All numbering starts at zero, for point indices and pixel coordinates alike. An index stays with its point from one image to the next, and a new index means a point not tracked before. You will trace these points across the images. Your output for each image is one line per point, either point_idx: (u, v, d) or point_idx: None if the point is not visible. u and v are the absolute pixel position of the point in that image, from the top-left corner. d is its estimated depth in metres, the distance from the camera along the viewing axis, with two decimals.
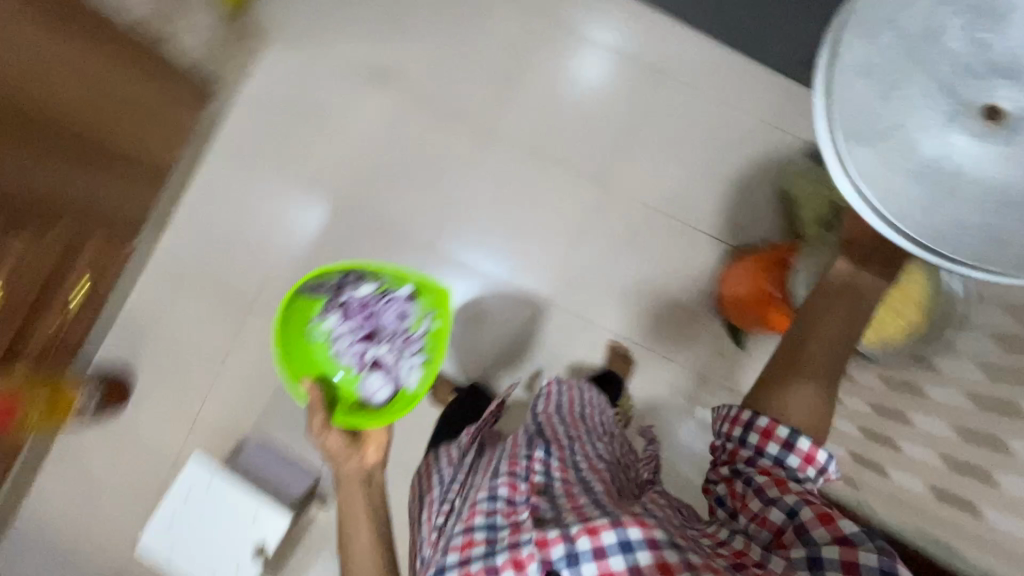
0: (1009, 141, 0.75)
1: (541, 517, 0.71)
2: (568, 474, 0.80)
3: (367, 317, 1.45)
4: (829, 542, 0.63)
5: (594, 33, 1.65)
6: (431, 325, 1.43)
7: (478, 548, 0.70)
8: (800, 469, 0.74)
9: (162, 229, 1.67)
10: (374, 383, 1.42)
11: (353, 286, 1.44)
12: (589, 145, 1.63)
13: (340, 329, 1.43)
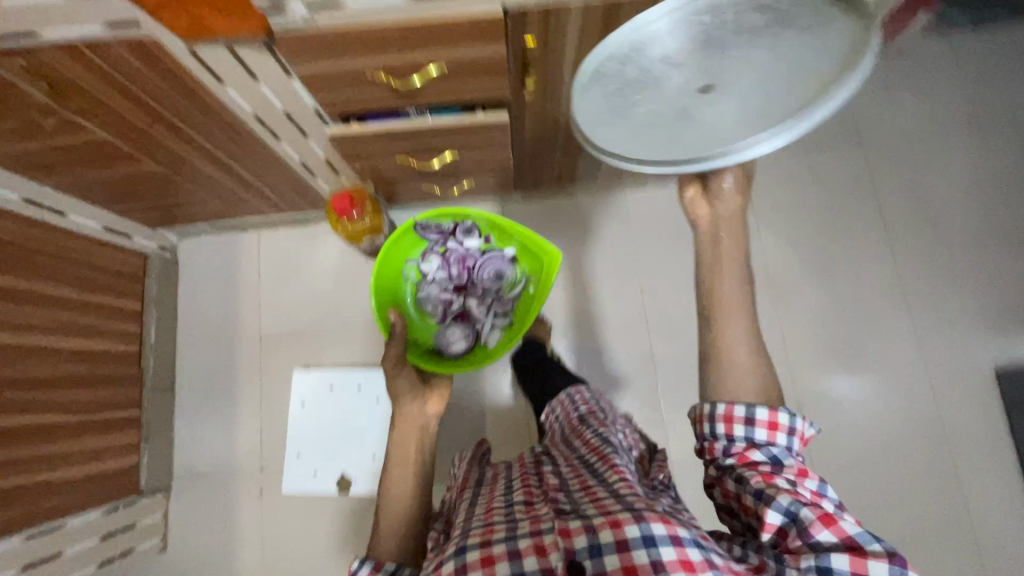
0: (730, 89, 0.73)
1: (564, 512, 0.61)
2: (584, 477, 0.69)
3: (463, 270, 1.31)
4: (839, 549, 0.53)
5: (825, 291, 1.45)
6: (528, 284, 1.29)
7: (499, 545, 0.57)
8: (766, 445, 0.64)
9: (241, 286, 1.51)
10: (455, 327, 1.28)
11: (462, 235, 1.26)
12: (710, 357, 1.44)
13: (435, 274, 1.29)
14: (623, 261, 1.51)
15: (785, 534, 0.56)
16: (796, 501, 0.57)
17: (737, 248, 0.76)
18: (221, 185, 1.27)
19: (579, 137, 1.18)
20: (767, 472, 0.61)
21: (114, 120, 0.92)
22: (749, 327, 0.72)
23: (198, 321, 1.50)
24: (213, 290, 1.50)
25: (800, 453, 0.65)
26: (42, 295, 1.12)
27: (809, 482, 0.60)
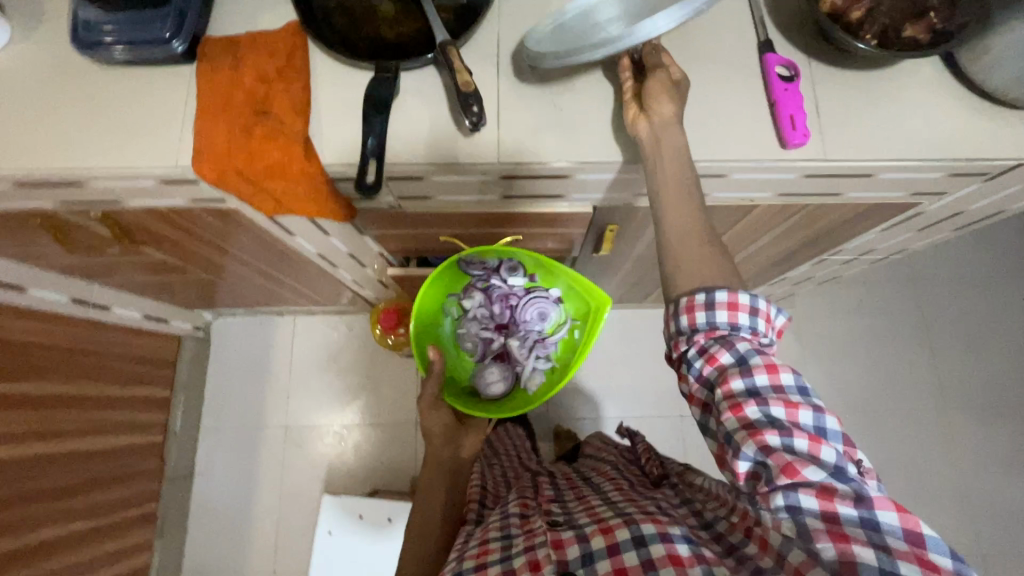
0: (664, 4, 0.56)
1: (558, 527, 0.58)
2: (581, 502, 0.66)
3: (506, 308, 0.84)
4: (834, 531, 0.39)
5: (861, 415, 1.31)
6: (573, 328, 0.82)
7: (492, 563, 0.53)
8: (732, 332, 0.46)
9: (281, 371, 1.49)
10: (494, 372, 0.84)
11: (506, 274, 0.82)
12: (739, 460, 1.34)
13: (475, 309, 0.84)
14: (659, 389, 1.41)
15: (782, 453, 0.40)
16: (764, 448, 0.40)
17: (679, 199, 0.53)
18: (267, 287, 1.26)
19: (635, 281, 1.16)
20: (751, 426, 0.41)
21: (181, 250, 0.92)
22: (692, 193, 0.54)
23: (228, 399, 1.48)
24: (249, 375, 1.49)
25: (768, 340, 0.47)
26: (82, 396, 1.11)
27: (797, 408, 0.42)
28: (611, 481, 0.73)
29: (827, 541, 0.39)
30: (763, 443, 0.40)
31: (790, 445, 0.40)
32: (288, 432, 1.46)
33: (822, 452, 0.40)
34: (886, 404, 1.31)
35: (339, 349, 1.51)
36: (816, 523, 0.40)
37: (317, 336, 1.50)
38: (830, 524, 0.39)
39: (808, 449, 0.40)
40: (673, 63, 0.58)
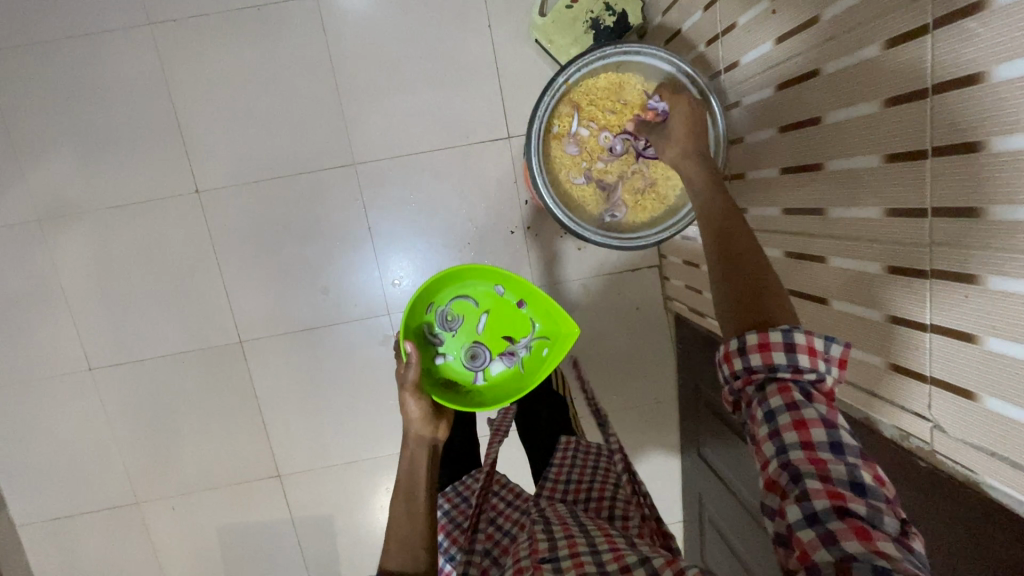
0: None
1: (550, 556, 0.54)
2: (568, 521, 0.61)
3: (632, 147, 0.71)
4: (818, 488, 0.39)
5: (399, 121, 1.03)
6: (539, 344, 0.79)
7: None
8: (792, 381, 0.44)
9: (43, 499, 1.13)
10: (473, 354, 0.79)
11: (476, 354, 0.79)
12: (474, 160, 1.05)
13: (458, 328, 0.80)
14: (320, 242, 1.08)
15: (799, 407, 0.42)
16: (813, 482, 0.39)
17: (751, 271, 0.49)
18: None
19: None
20: (766, 343, 0.44)
21: None
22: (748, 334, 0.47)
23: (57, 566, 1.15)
24: (34, 535, 1.14)
25: (819, 377, 0.44)
26: None
27: (817, 343, 0.44)
28: (593, 463, 0.75)
29: (821, 482, 0.39)
30: (785, 396, 0.43)
31: (787, 338, 0.43)
32: (144, 508, 1.14)
33: (838, 416, 0.42)
34: (359, 108, 1.02)
35: (52, 454, 1.11)
36: (794, 453, 0.41)
37: (11, 451, 1.10)
38: (806, 448, 0.41)
39: (797, 360, 0.43)
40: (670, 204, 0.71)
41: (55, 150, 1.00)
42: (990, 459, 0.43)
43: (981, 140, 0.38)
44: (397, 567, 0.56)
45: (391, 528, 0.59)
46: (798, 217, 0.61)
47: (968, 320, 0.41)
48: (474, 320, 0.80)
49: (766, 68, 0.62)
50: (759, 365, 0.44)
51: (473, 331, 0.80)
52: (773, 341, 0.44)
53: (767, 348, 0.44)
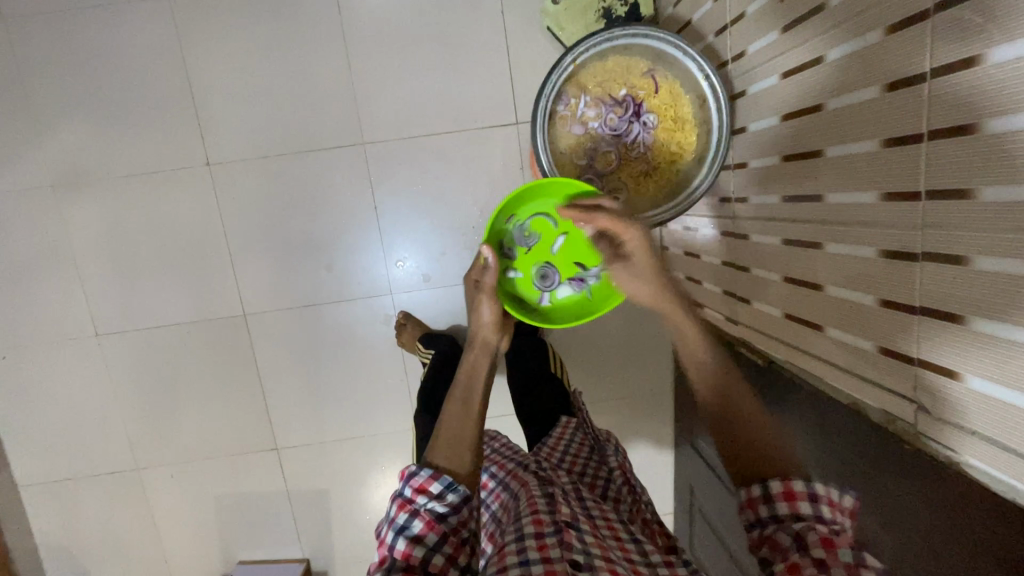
0: None
1: (574, 522, 0.53)
2: (580, 499, 0.61)
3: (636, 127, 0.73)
4: None
5: (409, 101, 1.04)
6: (608, 277, 0.78)
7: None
8: (816, 519, 0.49)
9: (45, 460, 1.15)
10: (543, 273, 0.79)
11: (546, 274, 0.79)
12: (481, 144, 1.06)
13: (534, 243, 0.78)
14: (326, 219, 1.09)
15: (832, 541, 0.47)
16: None
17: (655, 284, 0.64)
18: None
19: None
20: (791, 492, 0.50)
21: None
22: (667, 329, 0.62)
23: (56, 526, 1.18)
24: (35, 494, 1.16)
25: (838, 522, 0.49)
26: None
27: (834, 495, 0.50)
28: (592, 446, 0.74)
29: None
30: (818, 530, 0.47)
31: (809, 488, 0.50)
32: (143, 473, 1.16)
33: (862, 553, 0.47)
34: (370, 88, 1.03)
35: (56, 416, 1.13)
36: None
37: (15, 410, 1.12)
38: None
39: (819, 509, 0.49)
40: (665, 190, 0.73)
41: (71, 117, 1.02)
42: (971, 439, 0.44)
43: (974, 122, 0.39)
44: (443, 460, 0.55)
45: (443, 425, 0.59)
46: (796, 205, 0.61)
47: (955, 302, 0.42)
48: (548, 241, 0.79)
49: (772, 57, 0.63)
50: (786, 513, 0.50)
51: (548, 249, 0.79)
52: (797, 490, 0.50)
53: (792, 498, 0.50)
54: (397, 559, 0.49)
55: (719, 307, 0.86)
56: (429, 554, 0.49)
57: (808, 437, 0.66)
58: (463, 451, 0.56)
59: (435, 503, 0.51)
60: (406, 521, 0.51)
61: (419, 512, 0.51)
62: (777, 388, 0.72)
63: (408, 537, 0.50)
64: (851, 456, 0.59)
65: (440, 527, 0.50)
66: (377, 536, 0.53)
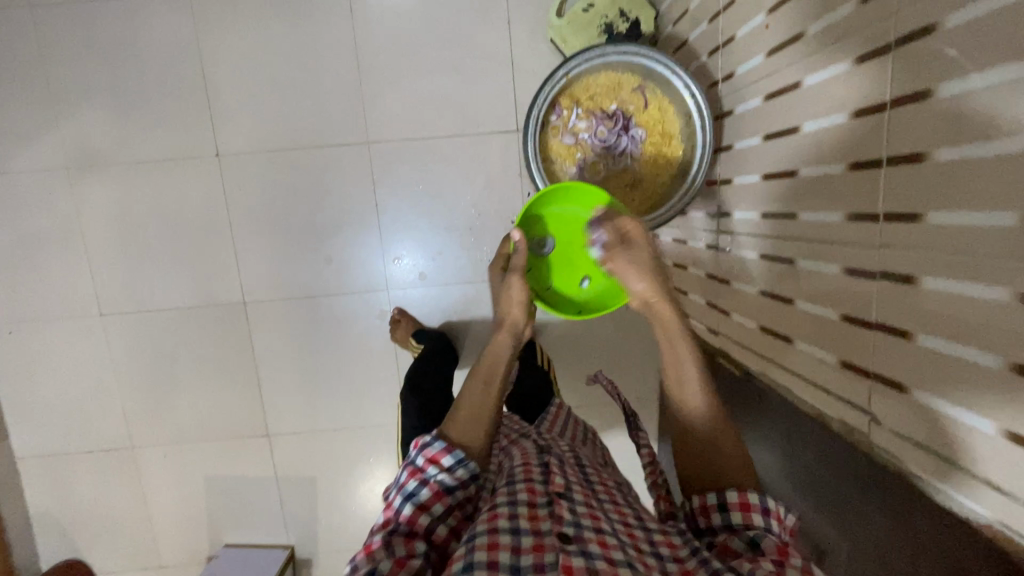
0: None
1: (565, 494, 0.55)
2: (578, 468, 0.62)
3: (623, 139, 0.76)
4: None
5: (415, 104, 1.08)
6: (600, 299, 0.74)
7: (505, 557, 0.47)
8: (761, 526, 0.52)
9: (43, 434, 1.18)
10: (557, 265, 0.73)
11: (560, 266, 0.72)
12: (481, 148, 1.09)
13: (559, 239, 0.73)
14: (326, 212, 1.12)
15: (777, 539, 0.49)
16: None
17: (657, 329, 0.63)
18: None
19: None
20: (745, 503, 0.53)
21: None
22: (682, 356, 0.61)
23: (51, 499, 1.21)
24: (32, 467, 1.19)
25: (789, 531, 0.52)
26: None
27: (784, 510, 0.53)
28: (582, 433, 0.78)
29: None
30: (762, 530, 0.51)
31: (761, 501, 0.52)
32: (138, 451, 1.19)
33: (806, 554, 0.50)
34: (378, 90, 1.07)
35: (57, 391, 1.16)
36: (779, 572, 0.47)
37: (18, 384, 1.16)
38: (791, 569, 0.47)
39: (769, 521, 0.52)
40: (649, 202, 0.77)
41: (90, 103, 1.06)
42: (919, 449, 0.46)
43: (927, 150, 0.41)
44: (458, 436, 0.59)
45: (464, 400, 0.62)
46: (773, 221, 0.64)
47: (905, 318, 0.45)
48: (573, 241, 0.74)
49: (758, 78, 0.66)
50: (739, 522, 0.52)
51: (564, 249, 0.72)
52: (750, 501, 0.53)
53: (746, 506, 0.53)
54: (403, 521, 0.53)
55: (703, 318, 0.88)
56: (433, 522, 0.54)
57: (778, 444, 0.68)
58: (477, 429, 0.60)
59: (445, 476, 0.55)
60: (415, 489, 0.55)
61: (427, 481, 0.55)
62: (750, 396, 0.74)
63: (415, 504, 0.54)
64: (815, 464, 0.61)
65: (446, 498, 0.55)
66: (386, 496, 0.57)
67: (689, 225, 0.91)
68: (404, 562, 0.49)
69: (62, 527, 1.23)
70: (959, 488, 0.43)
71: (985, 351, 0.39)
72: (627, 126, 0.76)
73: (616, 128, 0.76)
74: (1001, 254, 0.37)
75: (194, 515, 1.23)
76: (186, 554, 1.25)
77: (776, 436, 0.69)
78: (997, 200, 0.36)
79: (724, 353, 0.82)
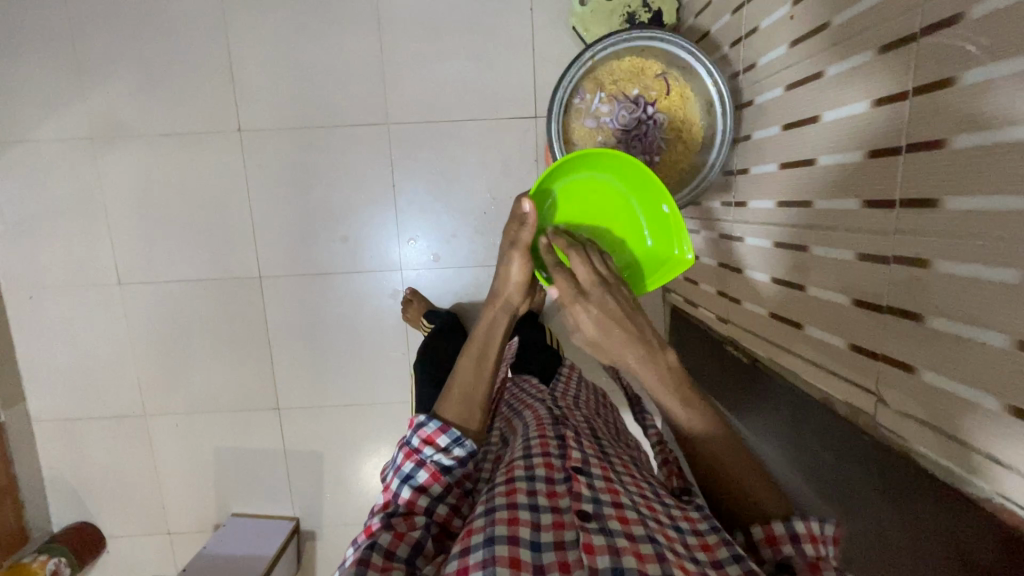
0: None
1: (584, 469, 0.56)
2: (594, 443, 0.64)
3: (647, 124, 0.77)
4: None
5: (436, 87, 1.09)
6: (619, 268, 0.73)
7: (525, 532, 0.48)
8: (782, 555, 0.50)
9: (58, 399, 1.21)
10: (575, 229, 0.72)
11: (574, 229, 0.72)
12: (499, 132, 1.11)
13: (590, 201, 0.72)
14: (343, 191, 1.13)
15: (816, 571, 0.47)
16: None
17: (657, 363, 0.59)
18: None
19: None
20: (772, 536, 0.51)
21: None
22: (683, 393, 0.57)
23: (64, 463, 1.24)
24: (46, 431, 1.22)
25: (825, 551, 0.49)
26: None
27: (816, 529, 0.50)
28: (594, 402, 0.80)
29: None
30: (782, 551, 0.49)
31: (788, 528, 0.50)
32: (150, 420, 1.22)
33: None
34: (399, 71, 1.08)
35: (73, 358, 1.19)
36: None
37: (34, 349, 1.18)
38: None
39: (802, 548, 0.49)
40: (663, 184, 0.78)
41: (116, 75, 1.08)
42: (922, 428, 0.48)
43: (946, 137, 0.43)
44: (452, 417, 0.61)
45: (455, 380, 0.63)
46: (789, 209, 0.65)
47: (915, 301, 0.46)
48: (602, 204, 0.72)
49: (779, 70, 0.67)
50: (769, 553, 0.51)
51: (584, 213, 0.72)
52: (777, 531, 0.51)
53: (773, 539, 0.51)
54: (402, 502, 0.55)
55: (712, 307, 0.90)
56: (433, 502, 0.56)
57: (784, 427, 0.70)
58: (470, 409, 0.62)
59: (441, 456, 0.57)
60: (412, 471, 0.56)
61: (424, 462, 0.57)
62: (759, 381, 0.75)
63: (413, 486, 0.56)
64: (820, 446, 0.63)
65: (444, 477, 0.57)
66: (384, 479, 0.59)
67: (703, 215, 0.92)
68: (405, 536, 0.52)
69: (73, 491, 1.25)
70: (960, 463, 0.45)
71: (993, 331, 0.40)
72: (650, 111, 0.76)
73: (640, 113, 0.77)
74: (1012, 236, 0.38)
75: (202, 485, 1.26)
76: (194, 522, 1.28)
77: (783, 419, 0.70)
78: (1013, 184, 0.38)
79: (732, 339, 0.84)
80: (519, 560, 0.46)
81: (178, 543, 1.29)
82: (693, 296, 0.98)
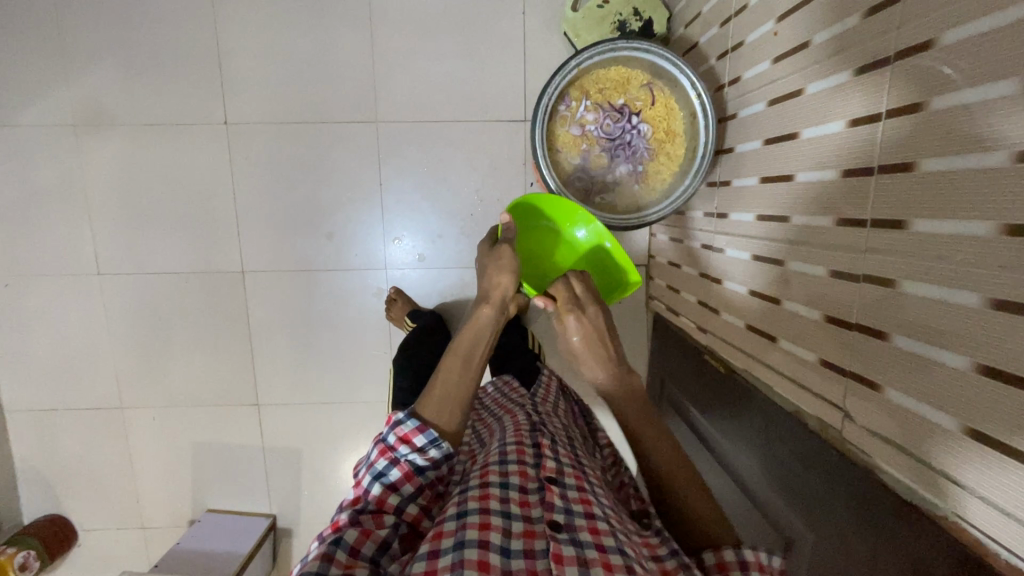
0: None
1: (558, 479, 0.56)
2: (571, 451, 0.64)
3: (631, 134, 0.78)
4: None
5: (427, 87, 1.09)
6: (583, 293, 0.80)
7: (496, 537, 0.48)
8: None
9: (33, 389, 1.19)
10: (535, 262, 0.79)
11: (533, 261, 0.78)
12: (489, 134, 1.11)
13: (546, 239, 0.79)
14: (329, 187, 1.12)
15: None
16: None
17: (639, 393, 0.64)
18: None
19: None
20: (721, 562, 0.51)
21: None
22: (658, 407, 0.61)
23: (37, 454, 1.22)
24: (19, 420, 1.20)
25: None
26: None
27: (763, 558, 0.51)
28: (571, 409, 0.80)
29: None
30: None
31: (739, 556, 0.51)
32: (127, 413, 1.20)
33: None
34: (390, 68, 1.08)
35: (49, 348, 1.17)
36: None
37: (9, 338, 1.16)
38: None
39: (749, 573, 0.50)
40: (645, 195, 0.79)
41: (101, 63, 1.06)
42: (885, 445, 0.49)
43: (914, 161, 0.44)
44: (431, 416, 0.59)
45: (438, 380, 0.61)
46: (767, 223, 0.66)
47: (882, 319, 0.47)
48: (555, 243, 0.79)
49: (761, 85, 0.68)
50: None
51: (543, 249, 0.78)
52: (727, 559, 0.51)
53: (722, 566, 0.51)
54: (371, 500, 0.54)
55: (693, 316, 0.90)
56: (403, 501, 0.55)
57: (756, 437, 0.70)
58: (453, 409, 0.60)
59: (416, 455, 0.56)
60: (385, 468, 0.56)
61: (398, 461, 0.56)
62: (734, 392, 0.76)
63: (384, 484, 0.55)
64: (788, 458, 0.63)
65: (416, 479, 0.56)
66: (356, 474, 0.59)
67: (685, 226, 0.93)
68: (372, 533, 0.51)
69: (47, 483, 1.24)
70: (920, 480, 0.46)
71: (954, 353, 0.41)
72: (635, 121, 0.77)
73: (624, 123, 0.78)
74: (974, 260, 0.39)
75: (178, 479, 1.24)
76: (169, 516, 1.26)
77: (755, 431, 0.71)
78: (974, 210, 0.39)
79: (711, 348, 0.84)
80: (487, 565, 0.46)
81: (152, 537, 1.28)
82: (675, 305, 0.98)
